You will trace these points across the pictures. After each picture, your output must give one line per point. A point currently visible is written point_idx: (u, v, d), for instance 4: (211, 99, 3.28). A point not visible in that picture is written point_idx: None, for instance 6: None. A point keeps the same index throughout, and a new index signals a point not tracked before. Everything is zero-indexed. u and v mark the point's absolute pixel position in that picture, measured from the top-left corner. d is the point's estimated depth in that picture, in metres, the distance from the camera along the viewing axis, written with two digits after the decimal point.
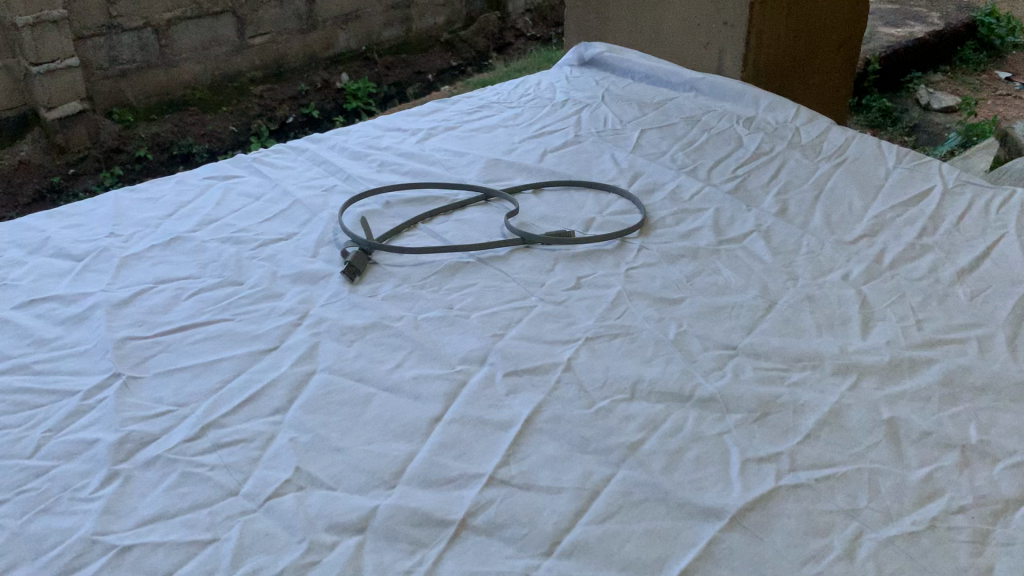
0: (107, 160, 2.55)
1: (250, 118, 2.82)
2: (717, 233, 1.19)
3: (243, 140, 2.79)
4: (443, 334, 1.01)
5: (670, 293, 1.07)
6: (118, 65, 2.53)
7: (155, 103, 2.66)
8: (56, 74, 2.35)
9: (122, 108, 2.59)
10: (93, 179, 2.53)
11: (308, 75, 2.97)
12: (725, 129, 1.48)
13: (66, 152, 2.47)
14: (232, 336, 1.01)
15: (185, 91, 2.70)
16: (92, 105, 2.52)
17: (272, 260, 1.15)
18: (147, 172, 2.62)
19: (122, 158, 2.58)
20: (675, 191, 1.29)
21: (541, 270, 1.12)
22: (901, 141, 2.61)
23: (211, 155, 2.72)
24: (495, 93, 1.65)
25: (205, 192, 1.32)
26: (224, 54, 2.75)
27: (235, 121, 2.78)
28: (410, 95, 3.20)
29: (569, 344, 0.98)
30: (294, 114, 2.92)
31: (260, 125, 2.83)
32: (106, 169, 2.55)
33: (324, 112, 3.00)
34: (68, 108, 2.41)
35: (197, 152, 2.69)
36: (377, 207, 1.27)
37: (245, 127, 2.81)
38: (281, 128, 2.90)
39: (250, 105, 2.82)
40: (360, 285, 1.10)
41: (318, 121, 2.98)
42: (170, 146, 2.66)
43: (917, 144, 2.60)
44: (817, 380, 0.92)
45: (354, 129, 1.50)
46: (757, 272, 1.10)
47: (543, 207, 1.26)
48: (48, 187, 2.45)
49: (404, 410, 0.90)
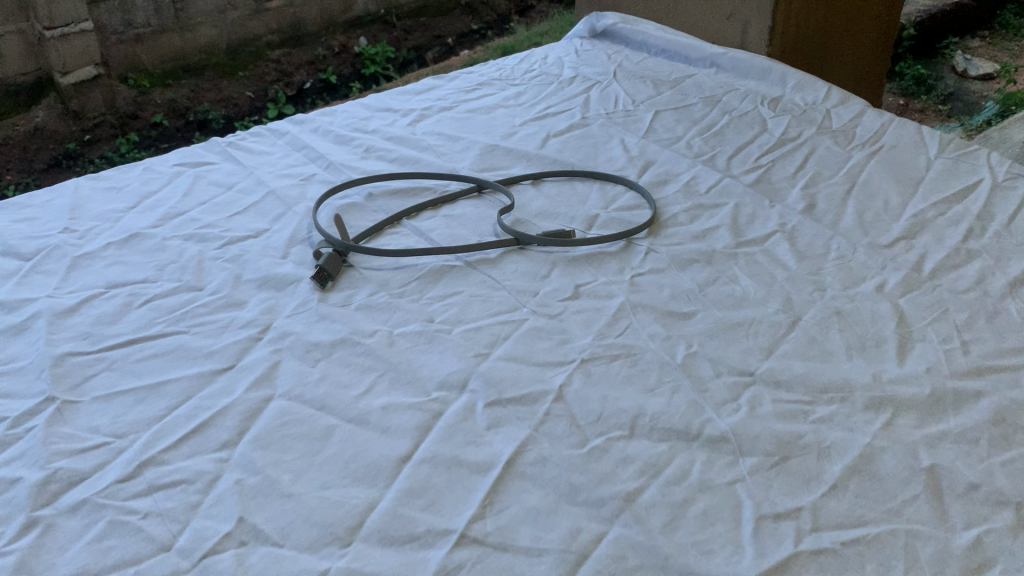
0: (123, 127, 2.16)
1: (267, 83, 2.35)
2: (735, 233, 1.06)
3: (264, 106, 2.33)
4: (420, 352, 0.89)
5: (679, 305, 0.94)
6: (133, 28, 2.12)
7: (170, 68, 2.23)
8: (71, 38, 1.99)
9: (138, 74, 2.17)
10: (110, 146, 2.13)
11: (325, 40, 2.48)
12: (748, 111, 1.34)
13: (82, 118, 2.09)
14: (184, 353, 0.90)
15: (198, 55, 2.26)
16: (104, 70, 2.10)
17: (237, 262, 1.03)
18: (164, 140, 2.21)
19: (140, 125, 2.18)
20: (690, 184, 1.16)
21: (535, 277, 1.00)
22: (933, 110, 2.46)
23: (229, 122, 2.28)
24: (497, 69, 1.52)
25: (172, 181, 1.21)
26: (241, 17, 2.29)
27: (251, 86, 2.31)
28: (429, 61, 2.61)
29: (562, 368, 0.86)
30: (310, 79, 2.43)
31: (278, 91, 2.35)
32: (123, 136, 2.16)
33: (341, 78, 2.49)
34: (84, 74, 2.06)
35: (215, 118, 2.25)
36: (357, 199, 1.15)
37: (263, 93, 2.33)
38: (298, 95, 2.41)
39: (265, 69, 2.35)
40: (332, 293, 0.98)
41: (337, 87, 2.47)
42: (187, 112, 2.24)
43: (950, 114, 2.44)
44: (845, 416, 0.80)
45: (341, 110, 1.39)
46: (780, 281, 0.97)
47: (541, 201, 1.14)
48: (63, 154, 2.05)
49: (369, 446, 0.78)
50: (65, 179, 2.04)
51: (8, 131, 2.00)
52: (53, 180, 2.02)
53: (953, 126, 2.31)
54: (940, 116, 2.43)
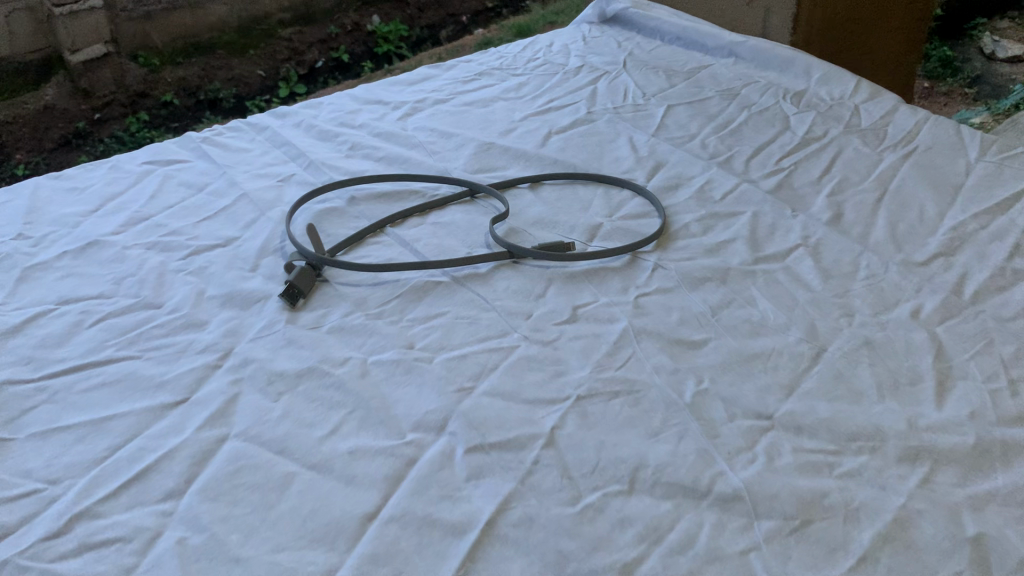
0: (133, 105, 1.95)
1: (279, 62, 2.10)
2: (752, 247, 0.95)
3: (277, 87, 2.09)
4: (396, 385, 0.79)
5: (688, 331, 0.84)
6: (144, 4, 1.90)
7: (181, 46, 2.00)
8: (80, 15, 1.80)
9: (148, 51, 1.95)
10: (119, 125, 1.94)
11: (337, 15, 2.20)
12: (768, 107, 1.23)
13: (92, 97, 1.89)
14: (133, 383, 0.81)
15: (210, 33, 2.02)
16: (112, 47, 1.89)
17: (201, 275, 0.94)
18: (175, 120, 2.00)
19: (149, 105, 1.97)
20: (704, 189, 1.05)
21: (529, 296, 0.90)
22: (959, 94, 2.30)
23: (241, 103, 2.05)
24: (498, 58, 1.42)
25: (140, 182, 1.11)
26: None
27: (263, 64, 2.07)
28: (443, 40, 2.31)
29: (555, 406, 0.76)
30: (323, 58, 2.18)
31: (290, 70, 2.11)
32: (133, 115, 1.95)
33: (354, 58, 2.23)
34: (93, 51, 1.86)
35: (225, 97, 2.03)
36: (338, 204, 1.05)
37: (275, 72, 2.09)
38: (312, 75, 2.17)
39: (277, 47, 2.10)
40: (302, 312, 0.88)
41: (350, 66, 2.22)
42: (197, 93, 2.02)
43: (977, 99, 2.27)
44: (876, 471, 0.70)
45: (328, 102, 1.29)
46: (802, 304, 0.87)
47: (539, 208, 1.04)
48: (73, 134, 1.87)
49: (331, 500, 0.69)
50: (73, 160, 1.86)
51: (15, 110, 1.79)
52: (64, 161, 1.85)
53: (979, 111, 2.14)
54: (965, 102, 2.26)
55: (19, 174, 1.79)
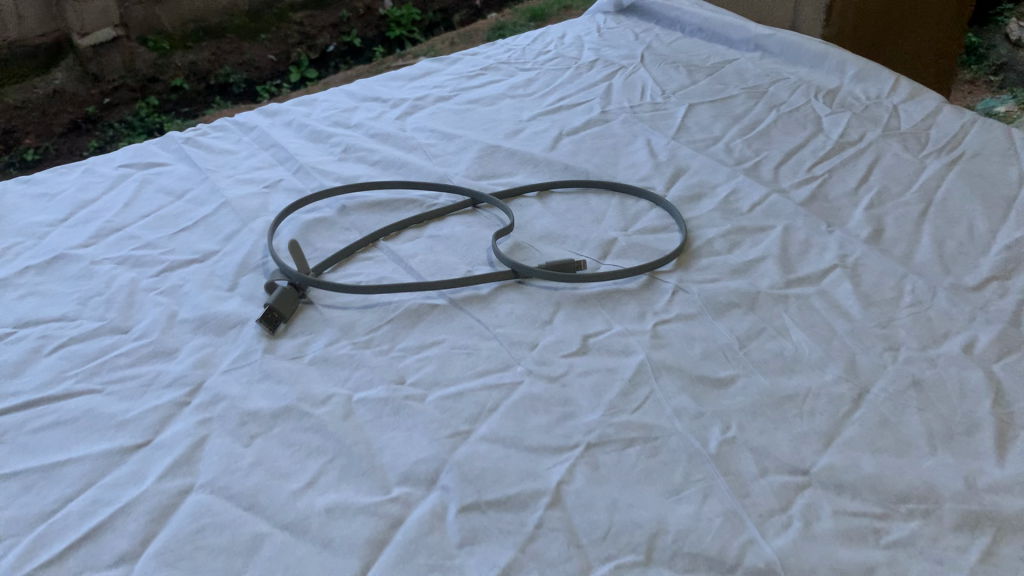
0: (143, 90, 1.80)
1: (290, 46, 1.94)
2: (784, 267, 0.86)
3: (288, 72, 1.94)
4: (383, 429, 0.70)
5: (713, 368, 0.75)
6: None
7: (190, 28, 1.82)
8: None
9: (158, 35, 1.78)
10: (128, 110, 1.78)
11: None
12: (799, 107, 1.13)
13: (101, 81, 1.75)
14: (91, 422, 0.73)
15: (219, 17, 1.84)
16: (122, 30, 1.73)
17: (174, 296, 0.85)
18: (187, 106, 1.85)
19: (161, 88, 1.81)
20: (729, 200, 0.96)
21: (535, 322, 0.81)
22: (984, 81, 2.07)
23: (252, 88, 1.91)
24: (507, 51, 1.32)
25: (115, 188, 1.03)
26: None
27: (275, 48, 1.92)
28: (457, 25, 2.16)
29: (563, 455, 0.67)
30: (335, 43, 2.02)
31: (301, 54, 1.96)
32: (142, 99, 1.80)
33: (365, 41, 2.08)
34: (102, 35, 1.71)
35: (236, 82, 1.88)
36: (328, 213, 0.96)
37: (287, 57, 1.94)
38: (321, 60, 2.01)
39: (288, 31, 1.94)
40: (283, 339, 0.79)
41: (361, 51, 2.06)
42: (208, 77, 1.85)
43: (1003, 86, 2.04)
44: (933, 541, 0.60)
45: (323, 99, 1.20)
46: (840, 336, 0.78)
47: (546, 220, 0.94)
48: (83, 119, 1.74)
49: (303, 569, 0.59)
50: (81, 149, 1.73)
51: (23, 94, 1.68)
52: (76, 146, 1.73)
53: (1003, 99, 1.92)
54: (990, 88, 2.04)
55: (27, 159, 1.68)
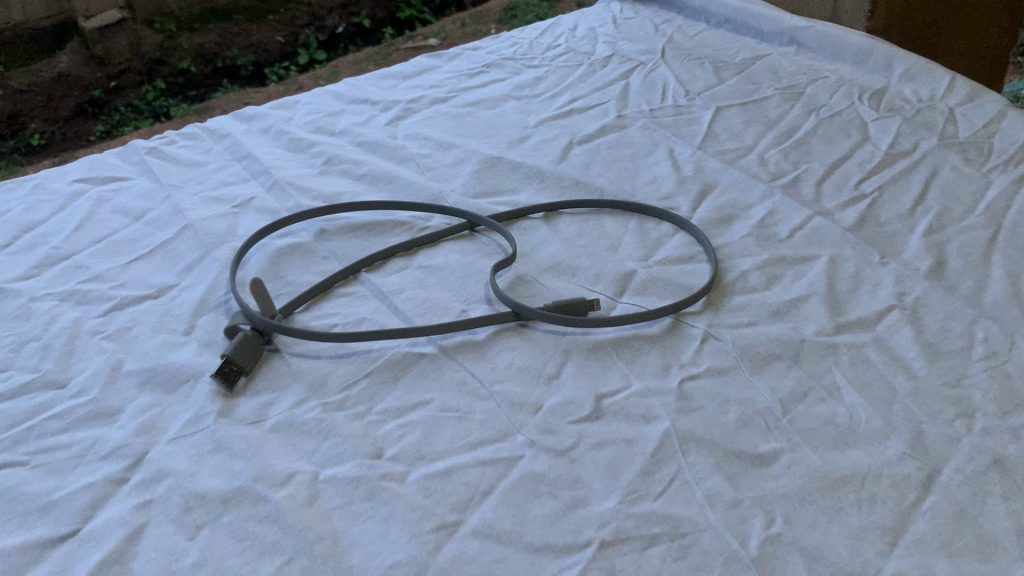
0: (150, 73, 1.87)
1: (297, 27, 1.98)
2: (831, 308, 0.73)
3: (297, 56, 1.99)
4: (353, 519, 0.58)
5: (752, 441, 0.63)
6: None
7: (197, 12, 1.88)
8: None
9: (164, 17, 1.85)
10: (134, 93, 1.86)
11: None
12: (841, 111, 1.00)
13: (107, 64, 1.82)
14: (9, 505, 0.61)
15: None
16: (127, 12, 1.80)
17: (122, 342, 0.74)
18: (192, 88, 1.92)
19: (165, 72, 1.89)
20: (765, 224, 0.83)
21: (539, 377, 0.68)
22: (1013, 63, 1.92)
23: (260, 72, 1.97)
24: (512, 45, 1.19)
25: (66, 207, 0.91)
26: None
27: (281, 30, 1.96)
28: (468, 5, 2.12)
29: (571, 556, 0.55)
30: (344, 24, 2.03)
31: (310, 36, 2.00)
32: (150, 83, 1.87)
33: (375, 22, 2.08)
34: (108, 16, 1.78)
35: (244, 65, 1.94)
36: (304, 239, 0.84)
37: (294, 39, 1.98)
38: (330, 41, 2.04)
39: (296, 12, 1.97)
40: (243, 399, 0.68)
41: (372, 32, 2.07)
42: (215, 60, 1.92)
43: None
44: None
45: (305, 102, 1.08)
46: (903, 400, 0.65)
47: (554, 248, 0.82)
48: (88, 103, 1.82)
49: None
50: (84, 132, 1.83)
51: (26, 78, 1.75)
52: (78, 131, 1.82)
53: None
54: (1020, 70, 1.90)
55: (33, 143, 1.78)
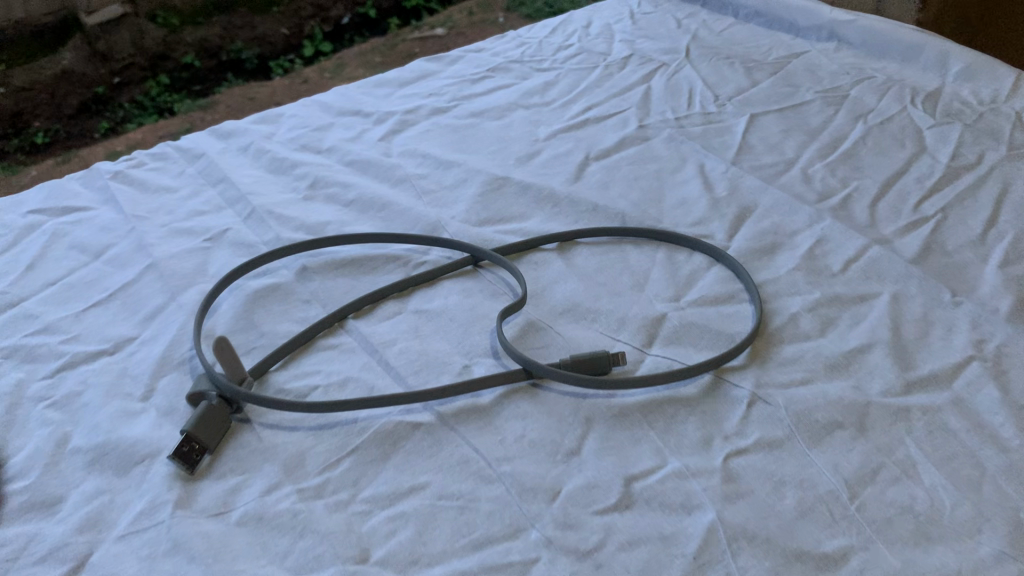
0: (155, 68, 1.48)
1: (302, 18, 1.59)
2: (899, 360, 0.62)
3: (301, 45, 1.59)
4: None
5: (814, 536, 0.52)
6: None
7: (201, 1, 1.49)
8: None
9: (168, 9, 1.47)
10: (139, 90, 1.47)
11: None
12: (891, 116, 0.88)
13: (109, 59, 1.44)
14: None
15: None
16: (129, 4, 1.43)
17: (70, 410, 0.63)
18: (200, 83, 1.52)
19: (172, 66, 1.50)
20: (813, 254, 0.72)
21: (557, 452, 0.58)
22: None
23: (265, 65, 1.57)
24: (519, 45, 1.08)
25: (19, 243, 0.80)
26: None
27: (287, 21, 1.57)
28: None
29: None
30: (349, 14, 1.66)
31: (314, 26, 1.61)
32: (154, 78, 1.48)
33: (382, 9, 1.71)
34: (110, 10, 1.41)
35: (247, 57, 1.54)
36: (283, 279, 0.73)
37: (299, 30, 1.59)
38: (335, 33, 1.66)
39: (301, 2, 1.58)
40: (208, 484, 0.57)
41: (378, 22, 1.69)
42: (219, 53, 1.53)
43: None
44: None
45: (290, 114, 0.97)
46: (995, 481, 0.54)
47: (570, 286, 0.71)
48: (92, 100, 1.42)
49: None
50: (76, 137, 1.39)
51: (28, 74, 1.36)
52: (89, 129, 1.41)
53: None
54: None
55: (38, 142, 1.36)
